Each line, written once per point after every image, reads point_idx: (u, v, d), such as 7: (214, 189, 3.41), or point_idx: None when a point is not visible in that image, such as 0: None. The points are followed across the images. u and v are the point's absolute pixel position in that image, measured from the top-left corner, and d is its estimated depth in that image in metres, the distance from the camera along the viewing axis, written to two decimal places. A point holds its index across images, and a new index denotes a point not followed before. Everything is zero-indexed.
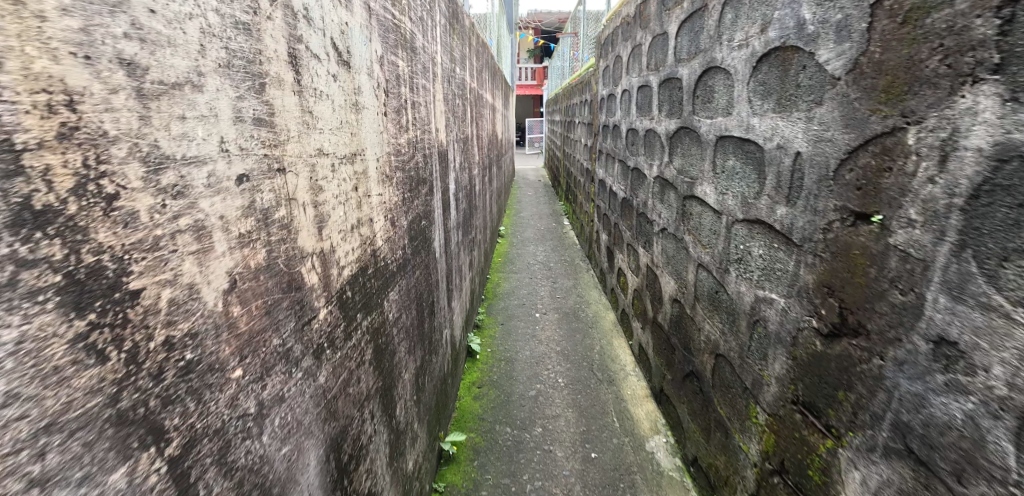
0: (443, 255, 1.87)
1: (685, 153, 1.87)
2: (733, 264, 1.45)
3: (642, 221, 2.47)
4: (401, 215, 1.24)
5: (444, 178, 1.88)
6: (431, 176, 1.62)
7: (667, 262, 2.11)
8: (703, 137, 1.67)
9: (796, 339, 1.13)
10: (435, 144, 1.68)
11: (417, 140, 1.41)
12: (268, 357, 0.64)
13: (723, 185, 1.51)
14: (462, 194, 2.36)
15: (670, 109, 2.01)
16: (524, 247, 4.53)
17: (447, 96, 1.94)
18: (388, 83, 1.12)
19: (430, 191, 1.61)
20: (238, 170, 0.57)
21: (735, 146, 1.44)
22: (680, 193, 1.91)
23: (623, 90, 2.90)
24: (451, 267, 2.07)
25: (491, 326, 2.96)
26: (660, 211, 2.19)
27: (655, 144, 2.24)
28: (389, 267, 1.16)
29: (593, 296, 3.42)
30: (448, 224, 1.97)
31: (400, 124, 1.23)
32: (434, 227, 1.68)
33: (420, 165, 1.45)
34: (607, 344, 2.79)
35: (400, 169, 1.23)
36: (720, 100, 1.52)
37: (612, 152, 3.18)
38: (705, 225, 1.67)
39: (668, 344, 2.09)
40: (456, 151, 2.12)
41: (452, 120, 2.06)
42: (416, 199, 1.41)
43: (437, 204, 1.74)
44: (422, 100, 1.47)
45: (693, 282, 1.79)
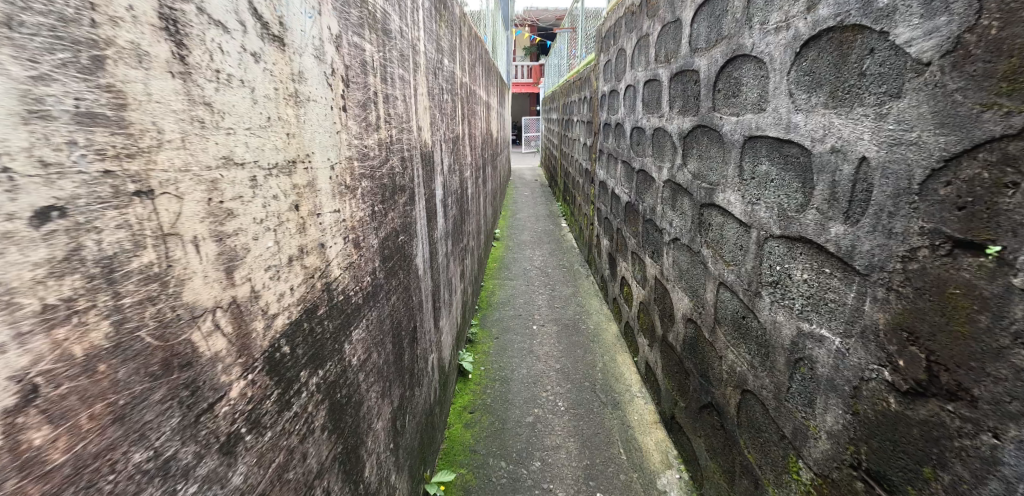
0: (428, 272, 1.63)
1: (701, 155, 1.64)
2: (766, 287, 1.23)
3: (650, 229, 2.24)
4: (368, 233, 1.01)
5: (430, 184, 1.65)
6: (411, 183, 1.39)
7: (679, 277, 1.88)
8: (724, 137, 1.44)
9: (859, 391, 0.92)
10: (417, 146, 1.45)
11: (392, 141, 1.18)
12: (121, 487, 0.41)
13: (753, 193, 1.28)
14: (451, 200, 2.12)
15: (684, 105, 1.78)
16: (521, 252, 4.30)
17: (433, 91, 1.71)
18: (348, 70, 0.88)
19: (410, 201, 1.38)
20: (37, 200, 0.34)
21: (769, 148, 1.21)
22: (695, 201, 1.68)
23: (626, 85, 2.67)
24: (438, 283, 1.84)
25: (485, 341, 2.73)
26: (670, 219, 1.96)
27: (665, 144, 2.01)
28: (352, 300, 0.93)
29: (594, 306, 3.19)
30: (435, 236, 1.74)
31: (367, 122, 0.99)
32: (415, 242, 1.44)
33: (395, 171, 1.22)
34: (610, 360, 2.57)
35: (366, 176, 0.99)
36: (749, 94, 1.29)
37: (614, 153, 2.95)
38: (728, 239, 1.45)
39: (681, 368, 1.87)
40: (443, 153, 1.89)
41: (439, 118, 1.83)
42: (391, 212, 1.17)
43: (421, 214, 1.51)
44: (399, 95, 1.24)
45: (712, 303, 1.56)
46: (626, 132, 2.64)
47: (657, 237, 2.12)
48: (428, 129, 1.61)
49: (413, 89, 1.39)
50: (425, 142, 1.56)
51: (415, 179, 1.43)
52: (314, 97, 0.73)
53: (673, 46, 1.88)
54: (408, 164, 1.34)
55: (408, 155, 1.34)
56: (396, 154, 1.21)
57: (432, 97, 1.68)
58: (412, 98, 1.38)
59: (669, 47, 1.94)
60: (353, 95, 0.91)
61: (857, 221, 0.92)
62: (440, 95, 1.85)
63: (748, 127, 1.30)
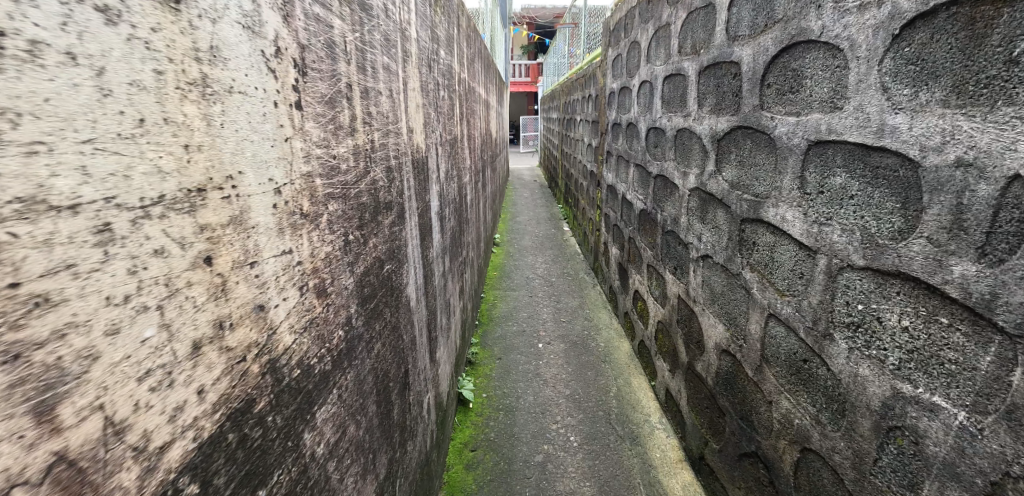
0: (421, 300, 1.38)
1: (736, 160, 1.39)
2: (841, 328, 0.99)
3: (668, 241, 1.99)
4: (337, 272, 0.76)
5: (423, 196, 1.39)
6: (400, 197, 1.14)
7: (706, 300, 1.63)
8: (775, 142, 1.18)
9: (1000, 489, 0.69)
10: (407, 153, 1.20)
11: (372, 149, 0.92)
12: None
13: (821, 212, 1.03)
14: (449, 211, 1.87)
15: (713, 103, 1.53)
16: (522, 258, 4.04)
17: (427, 88, 1.45)
18: (300, 55, 0.63)
19: (398, 221, 1.12)
20: None
21: (845, 156, 0.96)
22: (731, 214, 1.43)
23: (640, 80, 2.41)
24: (435, 308, 1.59)
25: (486, 363, 2.47)
26: (695, 232, 1.70)
27: (688, 148, 1.75)
28: (314, 369, 0.68)
29: (604, 320, 2.94)
30: (429, 255, 1.48)
31: (336, 126, 0.74)
32: (405, 269, 1.19)
33: (377, 185, 0.96)
34: (625, 383, 2.31)
35: (333, 197, 0.74)
36: (816, 90, 1.03)
37: (625, 156, 2.69)
38: (780, 263, 1.19)
39: (712, 404, 1.62)
40: (438, 160, 1.63)
41: (434, 119, 1.57)
42: (370, 237, 0.92)
43: (412, 233, 1.26)
44: (382, 91, 0.98)
45: (755, 336, 1.31)
46: (640, 133, 2.38)
47: (679, 251, 1.87)
48: (420, 133, 1.36)
49: (401, 85, 1.13)
50: (417, 148, 1.31)
51: (405, 191, 1.18)
52: (239, 89, 0.50)
53: (701, 35, 1.61)
54: (395, 176, 1.09)
55: (394, 163, 1.09)
56: (377, 164, 0.96)
57: (425, 94, 1.42)
58: (400, 96, 1.13)
59: (695, 36, 1.67)
60: (307, 89, 0.65)
61: (1001, 261, 0.67)
62: (436, 93, 1.60)
63: (812, 130, 1.04)
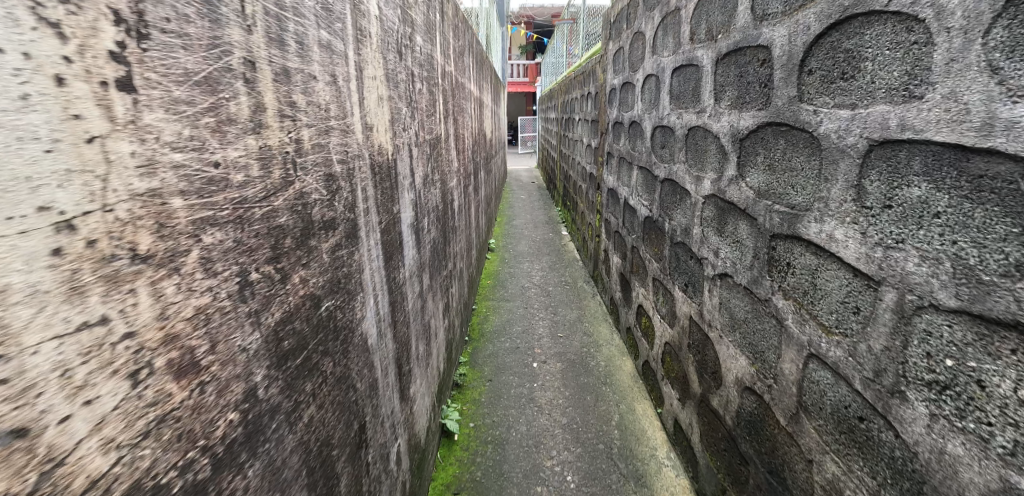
0: (387, 333, 1.14)
1: (765, 165, 1.15)
2: (917, 387, 0.75)
3: (678, 255, 1.76)
4: (215, 332, 0.52)
5: (392, 207, 1.15)
6: (352, 211, 0.91)
7: (723, 327, 1.40)
8: (819, 142, 0.95)
9: None
10: (364, 156, 0.96)
11: (298, 151, 0.69)
12: None
13: (886, 232, 0.79)
14: (429, 221, 1.62)
15: (734, 96, 1.30)
16: (518, 265, 3.79)
17: (395, 78, 1.21)
18: (114, 9, 0.40)
19: (347, 242, 0.89)
20: None
21: (927, 161, 0.72)
22: (758, 228, 1.19)
23: (644, 73, 2.18)
24: (408, 337, 1.34)
25: (475, 385, 2.22)
26: (710, 245, 1.46)
27: (702, 150, 1.51)
28: (156, 491, 0.45)
29: (605, 335, 2.68)
30: (399, 275, 1.24)
31: (215, 122, 0.52)
32: (360, 301, 0.95)
33: (309, 198, 0.73)
34: (628, 409, 2.07)
35: (206, 222, 0.51)
36: (882, 74, 0.79)
37: (628, 157, 2.44)
38: (824, 293, 0.96)
39: (731, 448, 1.38)
40: (413, 164, 1.39)
41: (408, 116, 1.33)
42: (294, 269, 0.68)
43: (373, 254, 1.02)
44: (316, 77, 0.74)
45: (790, 377, 1.08)
46: (645, 132, 2.13)
47: (690, 266, 1.63)
48: (386, 132, 1.12)
49: (352, 71, 0.90)
50: (381, 150, 1.07)
51: (360, 204, 0.95)
52: None
53: (719, 16, 1.37)
54: (342, 185, 0.86)
55: (342, 170, 0.85)
56: (309, 171, 0.72)
57: (393, 85, 1.18)
58: (351, 85, 0.89)
59: (711, 19, 1.43)
60: (141, 64, 0.42)
61: None
62: (410, 86, 1.35)
63: (877, 126, 0.80)
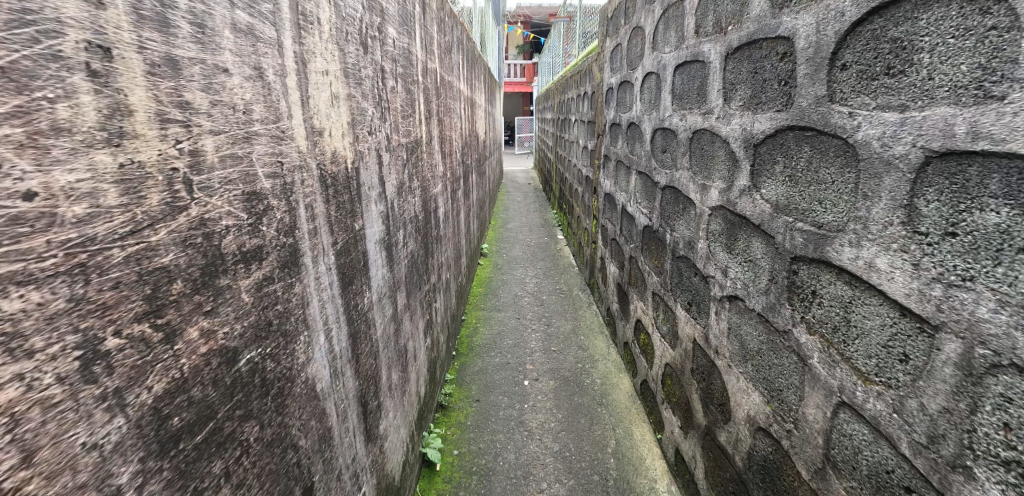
0: (350, 370, 0.97)
1: (786, 175, 0.99)
2: (989, 464, 0.60)
3: (680, 270, 1.60)
4: (33, 435, 0.37)
5: (354, 224, 0.99)
6: (296, 234, 0.74)
7: (733, 355, 1.24)
8: (856, 150, 0.79)
9: None
10: (314, 166, 0.80)
11: (199, 166, 0.53)
12: None
13: (946, 264, 0.64)
14: (407, 233, 1.45)
15: (747, 95, 1.14)
16: (510, 272, 3.62)
17: (361, 74, 1.04)
18: None
19: (288, 272, 0.72)
20: None
21: (1009, 180, 0.57)
22: (775, 247, 1.03)
23: (643, 71, 2.01)
24: (379, 369, 1.18)
25: (460, 406, 2.04)
26: (717, 262, 1.30)
27: (709, 155, 1.35)
28: None
29: (600, 349, 2.51)
30: (367, 300, 1.07)
31: (18, 133, 0.36)
32: (309, 341, 0.79)
33: (223, 224, 0.56)
34: (625, 434, 1.90)
35: (7, 279, 0.35)
36: (942, 68, 0.65)
37: (626, 161, 2.28)
38: (860, 332, 0.80)
39: (741, 492, 1.22)
40: (387, 172, 1.23)
41: (379, 117, 1.16)
42: (196, 320, 0.52)
43: (328, 281, 0.85)
44: (229, 68, 0.58)
45: (814, 425, 0.92)
46: (645, 135, 1.97)
47: (695, 283, 1.47)
48: (348, 137, 0.95)
49: (292, 63, 0.73)
50: (340, 157, 0.91)
51: (308, 224, 0.78)
52: None
53: (729, 6, 1.21)
54: (281, 203, 0.69)
55: (280, 185, 0.69)
56: (222, 190, 0.56)
57: (358, 82, 1.01)
58: (292, 81, 0.73)
59: (719, 9, 1.27)
60: None
61: None
62: (381, 82, 1.18)
63: (937, 132, 0.65)
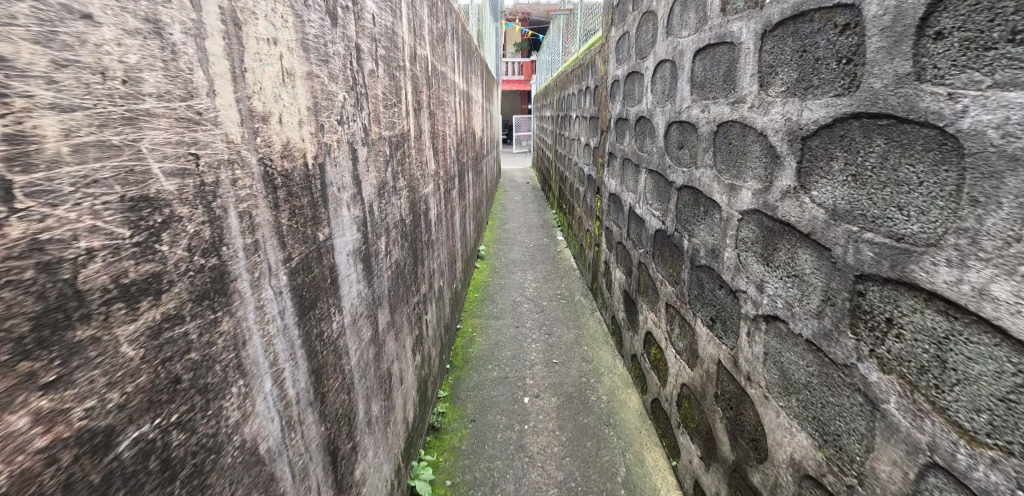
0: (312, 416, 0.78)
1: (851, 174, 0.81)
2: None
3: (699, 281, 1.42)
4: None
5: (318, 234, 0.79)
6: (229, 252, 0.55)
7: (772, 387, 1.05)
8: (957, 144, 0.63)
9: None
10: (257, 161, 0.60)
11: (29, 159, 0.34)
12: None
13: None
14: (392, 241, 1.25)
15: (793, 78, 0.95)
16: (508, 275, 3.42)
17: (330, 48, 0.84)
18: None
19: (216, 304, 0.53)
20: None
21: None
22: (832, 262, 0.86)
23: (653, 59, 1.82)
24: (354, 406, 0.98)
25: (454, 428, 1.84)
26: (751, 276, 1.12)
27: (739, 152, 1.16)
28: None
29: (606, 361, 2.32)
30: (337, 327, 0.88)
31: None
32: (250, 392, 0.60)
33: (83, 247, 0.37)
34: (637, 461, 1.71)
35: None
36: None
37: (633, 159, 2.08)
38: (963, 377, 0.64)
39: None
40: (365, 170, 1.03)
41: (356, 105, 0.97)
42: (17, 402, 0.34)
43: (279, 310, 0.66)
44: (95, 13, 0.38)
45: (889, 486, 0.75)
46: (655, 130, 1.77)
47: (720, 297, 1.28)
48: (309, 125, 0.75)
49: (220, 20, 0.53)
50: (296, 151, 0.71)
51: (249, 238, 0.59)
52: None
53: None
54: (203, 211, 0.50)
55: (199, 186, 0.50)
56: (80, 195, 0.37)
57: (324, 58, 0.81)
58: (220, 44, 0.53)
59: None
60: None
61: None
62: (358, 63, 0.98)
63: None
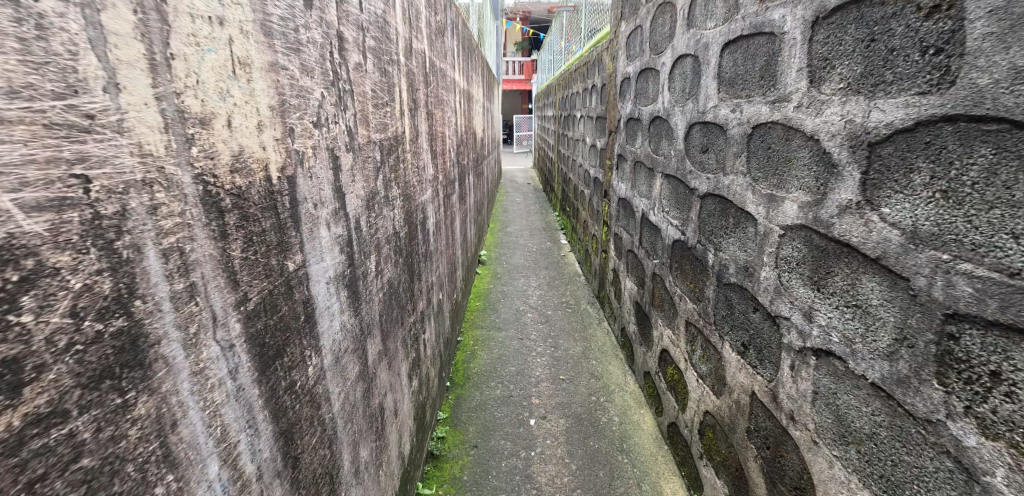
0: (279, 487, 0.64)
1: (942, 189, 0.66)
2: None
3: (726, 301, 1.26)
4: None
5: (287, 263, 0.64)
6: (148, 306, 0.41)
7: (824, 433, 0.90)
8: None
9: None
10: (191, 179, 0.46)
11: None
12: None
13: None
14: (384, 258, 1.10)
15: (860, 71, 0.79)
16: (511, 282, 3.26)
17: (303, 35, 0.69)
18: None
19: (128, 379, 0.39)
20: None
21: None
22: (910, 295, 0.71)
23: (669, 54, 1.67)
24: (337, 459, 0.83)
25: (455, 455, 1.69)
26: (796, 301, 0.97)
27: (780, 158, 1.00)
28: None
29: (616, 378, 2.17)
30: (313, 372, 0.73)
31: None
32: (185, 487, 0.46)
33: None
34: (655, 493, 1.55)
35: None
36: None
37: (647, 162, 1.92)
38: None
39: None
40: (350, 181, 0.88)
41: (338, 104, 0.82)
42: None
43: (230, 370, 0.52)
44: None
45: None
46: (673, 131, 1.62)
47: (754, 321, 1.13)
48: (271, 129, 0.60)
49: None
50: (253, 162, 0.56)
51: (182, 282, 0.45)
52: None
53: None
54: (99, 256, 0.36)
55: (90, 221, 0.36)
56: None
57: (294, 47, 0.66)
58: (128, 21, 0.39)
59: None
60: None
61: None
62: (340, 54, 0.83)
63: None
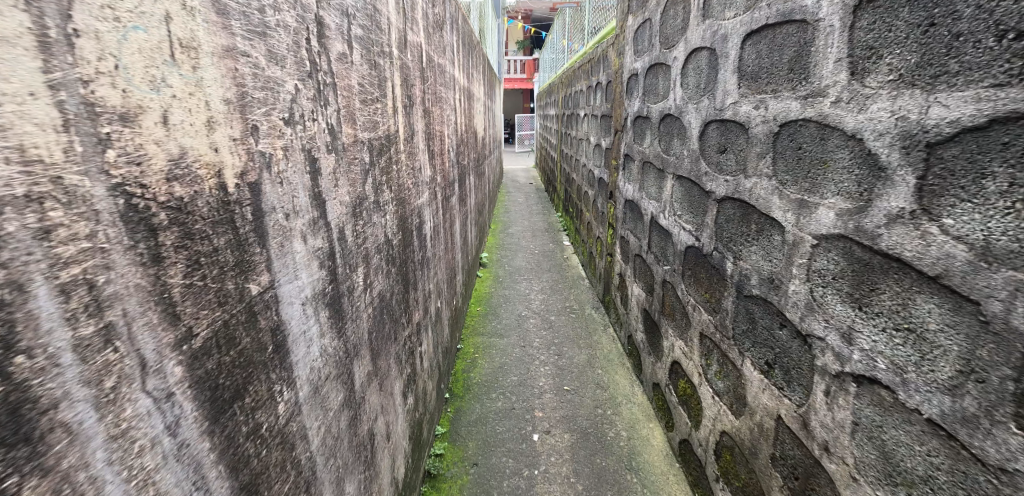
0: None
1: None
2: None
3: (746, 315, 1.16)
4: None
5: (248, 286, 0.55)
6: (36, 364, 0.32)
7: (865, 470, 0.80)
8: None
9: None
10: (105, 193, 0.37)
11: None
12: None
13: None
14: (374, 269, 1.00)
15: (914, 60, 0.69)
16: (513, 286, 3.16)
17: (269, 18, 0.60)
18: None
19: (5, 461, 0.31)
20: None
21: None
22: (980, 321, 0.61)
23: (681, 48, 1.57)
24: None
25: (453, 474, 1.59)
26: (831, 320, 0.86)
27: (813, 160, 0.90)
28: None
29: (623, 388, 2.06)
30: (285, 408, 0.63)
31: None
32: None
33: None
34: None
35: None
36: None
37: (657, 162, 1.82)
38: None
39: None
40: (332, 185, 0.78)
41: (317, 99, 0.72)
42: None
43: (167, 424, 0.43)
44: None
45: None
46: (686, 130, 1.51)
47: (780, 339, 1.02)
48: (225, 127, 0.51)
49: None
50: (199, 167, 0.47)
51: (91, 325, 0.36)
52: None
53: None
54: None
55: None
56: None
57: (258, 30, 0.57)
58: None
59: None
60: None
61: None
62: (320, 43, 0.73)
63: None
